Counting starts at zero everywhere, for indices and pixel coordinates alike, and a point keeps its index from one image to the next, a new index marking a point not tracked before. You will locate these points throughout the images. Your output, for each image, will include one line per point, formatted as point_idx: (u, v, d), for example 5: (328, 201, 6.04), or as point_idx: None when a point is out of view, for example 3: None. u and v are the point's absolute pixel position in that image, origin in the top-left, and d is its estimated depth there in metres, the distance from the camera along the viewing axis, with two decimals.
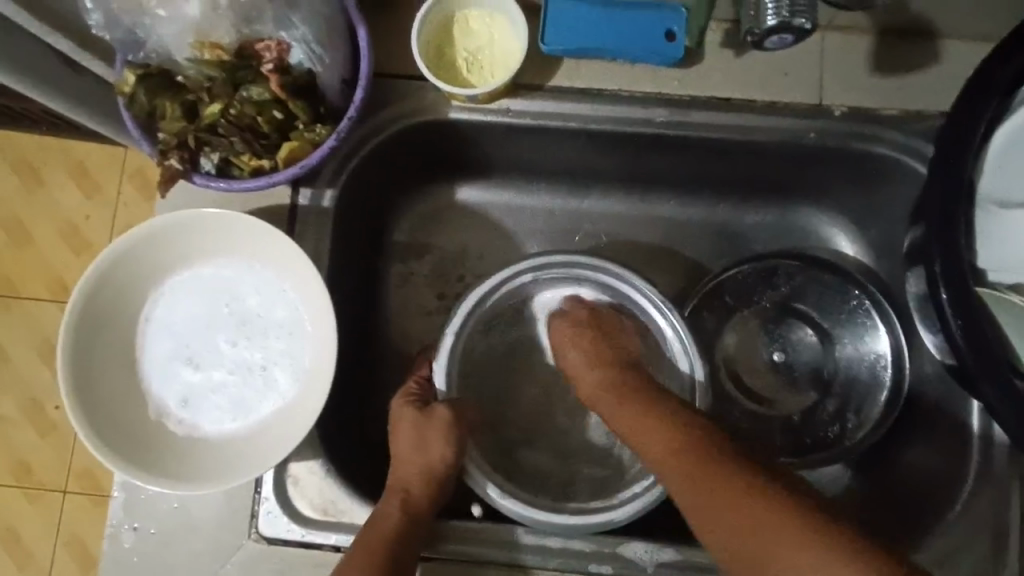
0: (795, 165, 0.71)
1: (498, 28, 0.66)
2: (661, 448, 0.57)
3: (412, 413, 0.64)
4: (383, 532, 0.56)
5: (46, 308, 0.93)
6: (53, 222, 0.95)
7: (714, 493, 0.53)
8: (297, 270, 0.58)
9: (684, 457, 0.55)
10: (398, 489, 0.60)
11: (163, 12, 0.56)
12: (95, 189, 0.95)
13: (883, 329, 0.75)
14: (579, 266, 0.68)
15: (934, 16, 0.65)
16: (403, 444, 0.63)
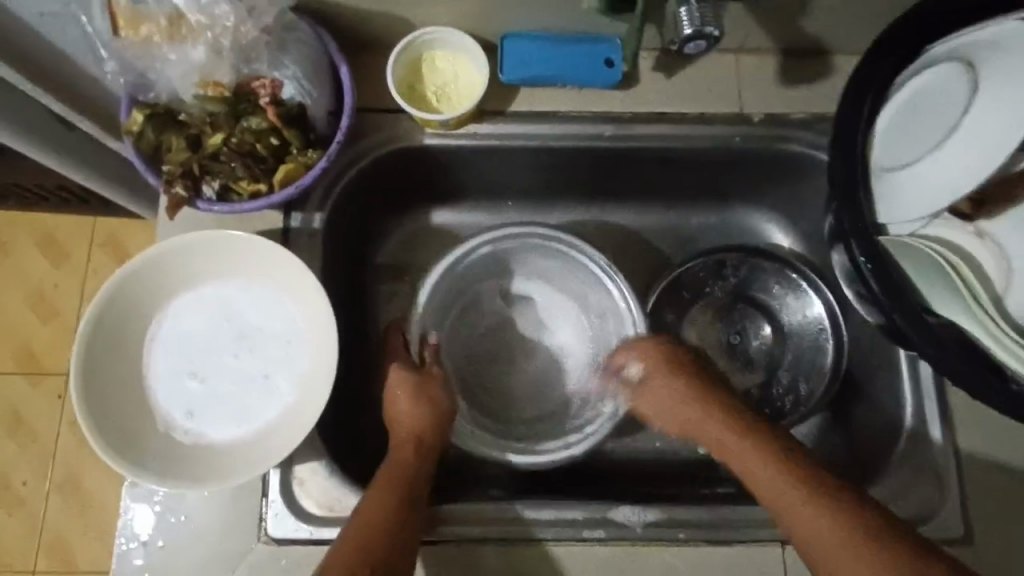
0: (724, 168, 0.82)
1: (462, 65, 0.75)
2: (749, 462, 0.65)
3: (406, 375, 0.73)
4: (403, 473, 0.65)
5: (13, 381, 1.23)
6: (27, 290, 1.27)
7: (800, 509, 0.60)
8: (296, 281, 0.68)
9: (773, 471, 0.63)
10: (404, 437, 0.69)
11: (173, 56, 0.61)
12: (64, 256, 1.29)
13: (819, 301, 0.84)
14: (530, 236, 0.78)
15: (828, 38, 0.76)
16: (403, 405, 0.71)
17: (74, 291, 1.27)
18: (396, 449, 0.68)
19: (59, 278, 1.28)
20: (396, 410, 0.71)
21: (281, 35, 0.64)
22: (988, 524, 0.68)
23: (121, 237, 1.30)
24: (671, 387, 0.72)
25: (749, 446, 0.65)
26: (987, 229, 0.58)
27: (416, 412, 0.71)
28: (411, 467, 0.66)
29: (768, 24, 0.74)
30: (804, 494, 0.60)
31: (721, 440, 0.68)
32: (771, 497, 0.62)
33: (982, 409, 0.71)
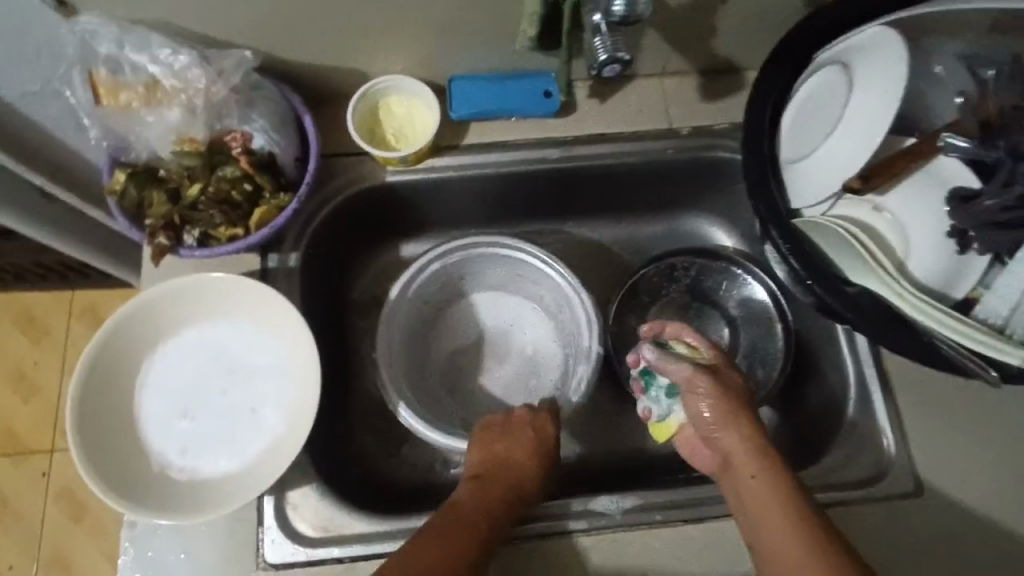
0: (663, 180, 0.90)
1: (416, 108, 0.82)
2: (771, 510, 0.60)
3: (540, 422, 0.75)
4: (490, 508, 0.65)
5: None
6: (9, 370, 1.33)
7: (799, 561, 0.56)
8: (277, 314, 0.73)
9: (792, 526, 0.59)
10: (510, 476, 0.69)
11: (151, 117, 0.70)
12: (43, 333, 1.35)
13: (763, 294, 0.91)
14: (475, 245, 0.84)
15: (740, 57, 0.86)
16: (518, 447, 0.72)
17: (54, 366, 1.33)
18: (491, 481, 0.68)
19: (38, 354, 1.34)
20: (513, 451, 0.71)
21: (249, 93, 0.71)
22: (936, 476, 0.74)
23: (99, 309, 1.37)
24: (709, 407, 0.68)
25: (775, 493, 0.61)
26: (882, 204, 0.65)
27: (521, 452, 0.71)
28: (501, 510, 0.66)
29: (684, 49, 0.83)
30: (823, 564, 0.55)
31: (740, 474, 0.65)
32: (787, 555, 0.57)
33: (919, 372, 0.78)
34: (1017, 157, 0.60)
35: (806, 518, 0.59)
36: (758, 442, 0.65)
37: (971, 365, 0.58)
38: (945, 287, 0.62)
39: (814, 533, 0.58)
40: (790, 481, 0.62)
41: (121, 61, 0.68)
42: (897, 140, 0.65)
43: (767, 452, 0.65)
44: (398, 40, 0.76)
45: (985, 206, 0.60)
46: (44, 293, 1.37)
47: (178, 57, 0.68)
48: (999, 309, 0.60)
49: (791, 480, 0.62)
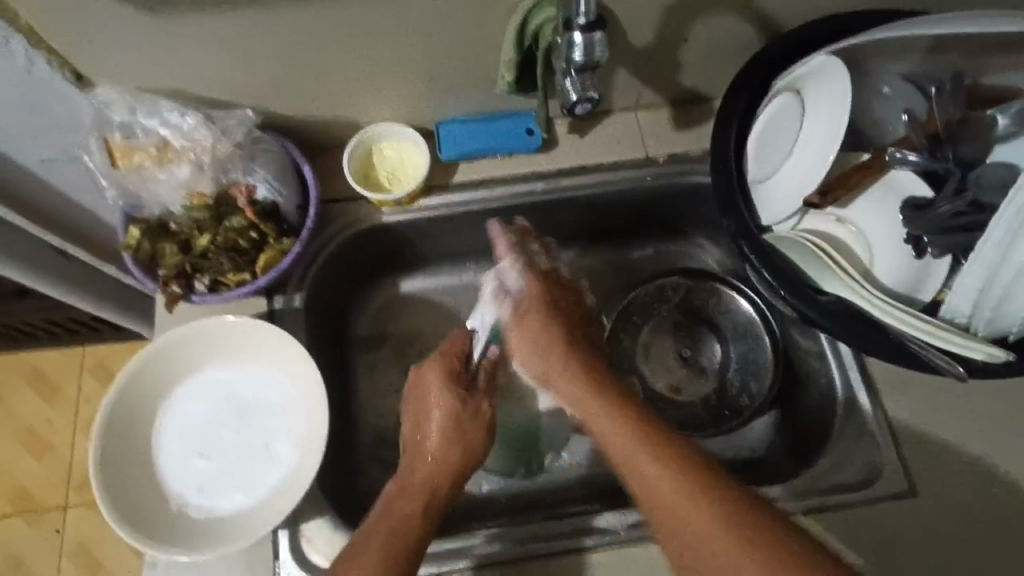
0: (645, 206, 0.94)
1: (406, 151, 0.88)
2: (626, 445, 0.66)
3: (443, 388, 0.75)
4: (411, 505, 0.68)
5: (14, 521, 1.30)
6: (23, 429, 1.36)
7: (669, 493, 0.62)
8: (283, 352, 0.76)
9: (649, 459, 0.64)
10: (429, 457, 0.72)
11: (163, 175, 0.75)
12: (56, 391, 1.39)
13: (748, 307, 0.94)
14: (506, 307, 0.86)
15: (707, 88, 0.91)
16: (428, 421, 0.74)
17: (67, 424, 1.36)
18: (415, 466, 0.72)
19: (52, 413, 1.37)
20: (427, 431, 0.74)
21: (250, 147, 0.76)
22: (928, 474, 0.76)
23: (109, 365, 1.41)
24: (486, 412, 0.76)
25: (629, 429, 0.67)
26: (846, 215, 0.70)
27: (433, 429, 0.74)
28: (428, 493, 0.70)
29: (653, 84, 0.89)
30: (692, 502, 0.60)
31: (593, 422, 0.70)
32: (646, 488, 0.63)
33: (903, 373, 0.81)
34: (963, 167, 0.65)
35: (656, 443, 0.65)
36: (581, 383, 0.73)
37: (942, 364, 0.61)
38: (912, 291, 0.66)
39: (667, 461, 0.63)
40: (636, 415, 0.68)
41: (133, 125, 0.74)
42: (852, 156, 0.71)
43: (608, 391, 0.72)
44: (386, 90, 0.82)
45: (941, 211, 0.63)
46: (54, 350, 1.41)
47: (186, 119, 0.74)
48: (962, 308, 0.62)
49: (642, 421, 0.67)
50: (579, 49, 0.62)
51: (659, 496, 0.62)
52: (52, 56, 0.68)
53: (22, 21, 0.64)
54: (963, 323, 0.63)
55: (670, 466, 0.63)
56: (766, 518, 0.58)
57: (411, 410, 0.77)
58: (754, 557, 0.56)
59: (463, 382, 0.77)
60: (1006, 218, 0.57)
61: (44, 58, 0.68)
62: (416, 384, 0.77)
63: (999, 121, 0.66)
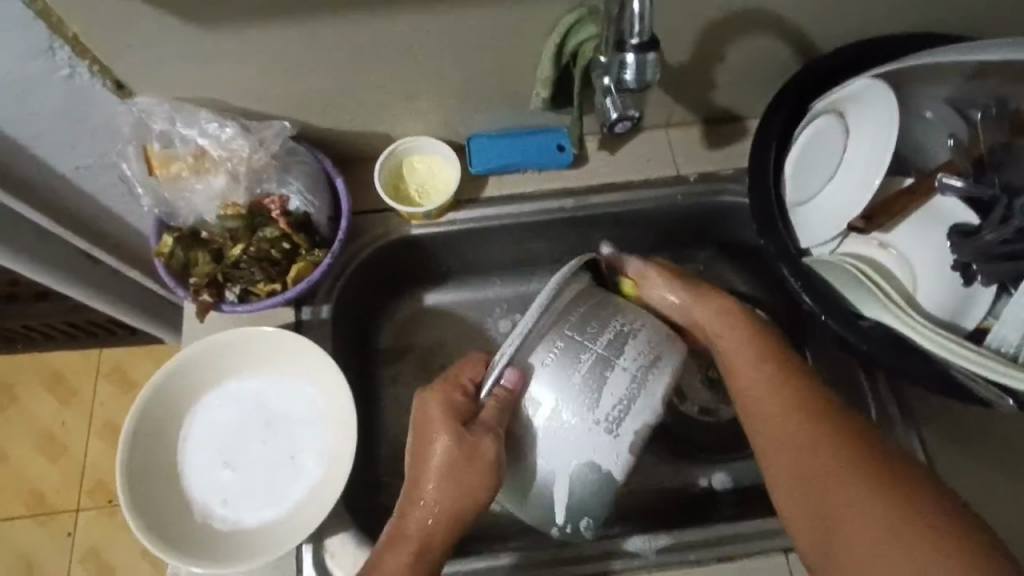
0: (677, 224, 0.92)
1: (436, 165, 0.88)
2: (761, 386, 0.68)
3: (456, 441, 0.65)
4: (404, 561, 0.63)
5: (25, 521, 1.30)
6: (37, 431, 1.36)
7: (799, 427, 0.64)
8: (312, 365, 0.76)
9: (792, 403, 0.65)
10: (433, 513, 0.65)
11: (200, 185, 0.76)
12: (72, 394, 1.39)
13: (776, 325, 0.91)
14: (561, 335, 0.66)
15: (740, 108, 0.90)
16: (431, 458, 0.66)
17: (82, 427, 1.36)
18: (420, 513, 0.65)
19: (67, 415, 1.37)
20: (425, 474, 0.66)
21: (285, 159, 0.76)
22: (966, 506, 0.74)
23: (125, 368, 1.41)
24: (491, 451, 0.64)
25: (773, 382, 0.67)
26: (887, 240, 0.69)
27: (433, 472, 0.65)
28: (431, 551, 0.64)
29: (686, 102, 0.88)
30: (829, 451, 0.61)
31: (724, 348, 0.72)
32: (787, 427, 0.64)
33: (940, 400, 0.78)
34: (1010, 193, 0.64)
35: (798, 396, 0.66)
36: (759, 337, 0.71)
37: (990, 396, 0.61)
38: (956, 319, 0.65)
39: (813, 412, 0.64)
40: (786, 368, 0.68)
41: (172, 134, 0.75)
42: (895, 181, 0.70)
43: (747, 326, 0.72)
44: (419, 104, 0.82)
45: (986, 240, 0.62)
46: (71, 353, 1.42)
47: (224, 129, 0.75)
48: (1009, 337, 0.61)
49: (795, 372, 0.68)
50: (630, 69, 0.61)
51: (797, 435, 0.63)
52: (95, 65, 0.68)
53: (68, 31, 0.64)
54: (1011, 352, 0.61)
55: (815, 412, 0.64)
56: (936, 498, 0.56)
57: (415, 445, 0.68)
58: (866, 518, 0.56)
59: (495, 428, 0.65)
60: None
61: (87, 67, 0.68)
62: (419, 417, 0.68)
63: None
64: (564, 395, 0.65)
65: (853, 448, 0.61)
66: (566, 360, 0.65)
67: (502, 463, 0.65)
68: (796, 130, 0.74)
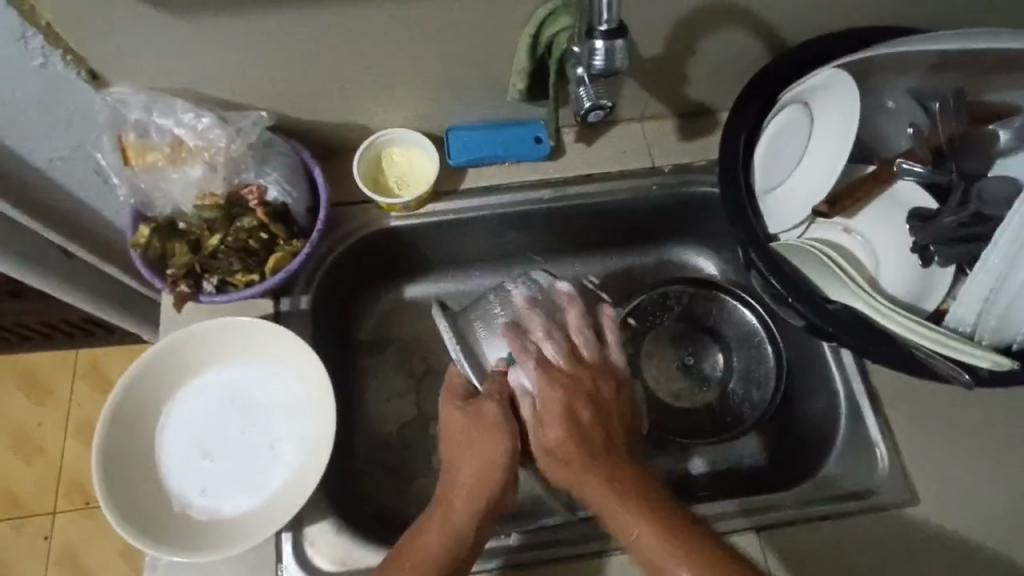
0: (653, 214, 0.94)
1: (414, 156, 0.88)
2: (613, 507, 0.65)
3: (472, 415, 0.71)
4: (451, 529, 0.66)
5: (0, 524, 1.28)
6: (12, 433, 1.34)
7: (669, 558, 0.61)
8: (291, 353, 0.76)
9: (648, 528, 0.63)
10: (466, 487, 0.68)
11: (176, 174, 0.77)
12: (47, 395, 1.37)
13: (744, 307, 0.95)
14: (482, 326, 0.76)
15: (714, 100, 0.92)
16: (458, 436, 0.71)
17: (58, 428, 1.35)
18: (453, 489, 0.69)
19: (42, 416, 1.35)
20: (460, 449, 0.71)
21: (262, 149, 0.77)
22: (931, 484, 0.76)
23: (102, 369, 1.39)
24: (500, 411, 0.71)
25: (592, 467, 0.68)
26: (852, 225, 0.73)
27: (465, 443, 0.71)
28: (464, 524, 0.66)
29: (661, 95, 0.90)
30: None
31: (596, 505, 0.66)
32: (609, 512, 0.65)
33: (906, 383, 0.81)
34: (967, 179, 0.67)
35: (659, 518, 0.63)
36: (626, 488, 0.66)
37: (949, 370, 0.63)
38: (916, 300, 0.68)
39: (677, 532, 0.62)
40: (586, 444, 0.69)
41: (148, 124, 0.74)
42: (860, 167, 0.74)
43: (630, 483, 0.67)
44: (396, 95, 0.82)
45: (946, 223, 0.65)
46: (45, 354, 1.39)
47: (200, 119, 0.75)
48: (966, 318, 0.63)
49: (649, 495, 0.65)
50: (600, 55, 0.63)
51: (622, 524, 0.64)
52: (68, 55, 0.68)
53: (40, 19, 0.64)
54: (968, 330, 0.64)
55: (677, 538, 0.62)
56: None
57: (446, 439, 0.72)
58: None
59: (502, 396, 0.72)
60: (1013, 227, 0.59)
61: (60, 56, 0.68)
62: (445, 419, 0.73)
63: (1001, 135, 0.69)
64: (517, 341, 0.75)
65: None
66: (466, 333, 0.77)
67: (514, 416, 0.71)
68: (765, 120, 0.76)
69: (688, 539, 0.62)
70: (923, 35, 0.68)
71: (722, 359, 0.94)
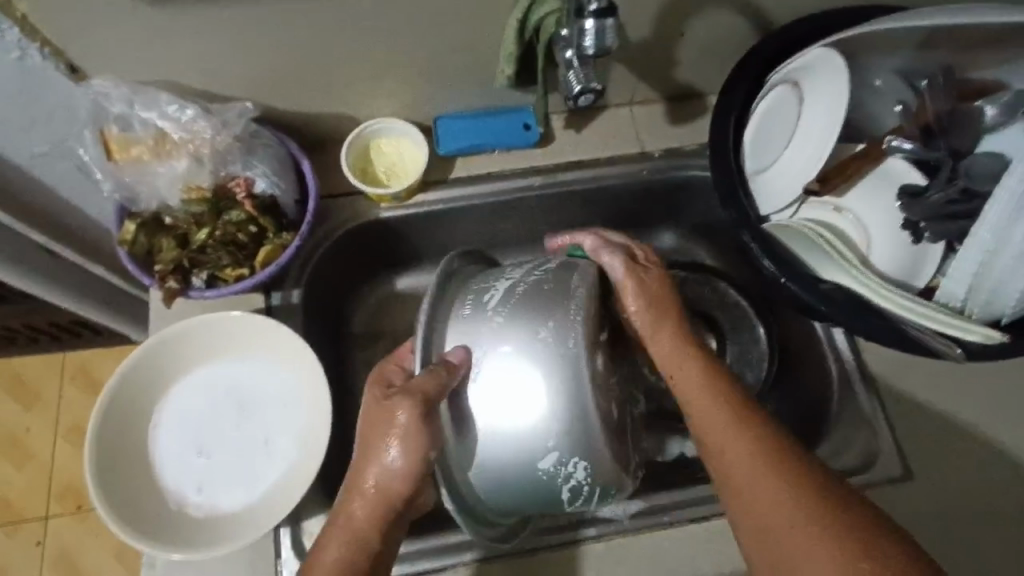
0: (644, 199, 0.93)
1: (402, 145, 0.87)
2: (707, 407, 0.63)
3: (385, 422, 0.61)
4: (354, 538, 0.60)
5: None
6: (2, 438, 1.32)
7: (753, 458, 0.58)
8: (284, 347, 0.75)
9: (739, 431, 0.60)
10: (364, 496, 0.61)
11: (162, 168, 0.75)
12: (36, 398, 1.35)
13: (733, 290, 0.94)
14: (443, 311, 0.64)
15: (702, 84, 0.92)
16: (367, 433, 0.62)
17: (48, 431, 1.33)
18: (354, 501, 0.62)
19: (31, 421, 1.33)
20: (369, 457, 0.61)
21: (249, 141, 0.76)
22: (925, 459, 0.76)
23: (90, 371, 1.38)
24: (407, 415, 0.59)
25: (693, 358, 0.66)
26: (842, 204, 0.72)
27: (372, 450, 0.62)
28: (366, 535, 0.61)
29: (649, 79, 0.89)
30: (786, 486, 0.56)
31: (690, 403, 0.64)
32: (691, 399, 0.64)
33: (897, 360, 0.81)
34: (954, 157, 0.69)
35: (746, 424, 0.61)
36: (720, 389, 0.64)
37: (940, 346, 0.63)
38: (908, 279, 0.68)
39: (765, 444, 0.59)
40: (692, 338, 0.68)
41: (131, 118, 0.73)
42: (848, 147, 0.74)
43: (722, 384, 0.64)
44: (384, 84, 0.82)
45: (934, 200, 0.67)
46: (32, 358, 1.37)
47: (185, 111, 0.73)
48: (957, 293, 0.64)
49: (742, 401, 0.63)
50: (590, 36, 0.62)
51: (706, 410, 0.63)
52: (46, 47, 0.67)
53: (16, 11, 0.62)
54: (959, 306, 0.65)
55: (768, 444, 0.59)
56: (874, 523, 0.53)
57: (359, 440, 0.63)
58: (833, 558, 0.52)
59: (426, 394, 0.59)
60: (1000, 202, 0.60)
61: (37, 49, 0.66)
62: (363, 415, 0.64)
63: (987, 112, 0.70)
64: (476, 318, 0.63)
65: (807, 492, 0.56)
66: (446, 310, 0.64)
67: (434, 415, 0.61)
68: (755, 104, 0.75)
69: (773, 443, 0.59)
70: (898, 15, 0.68)
71: (715, 347, 0.92)
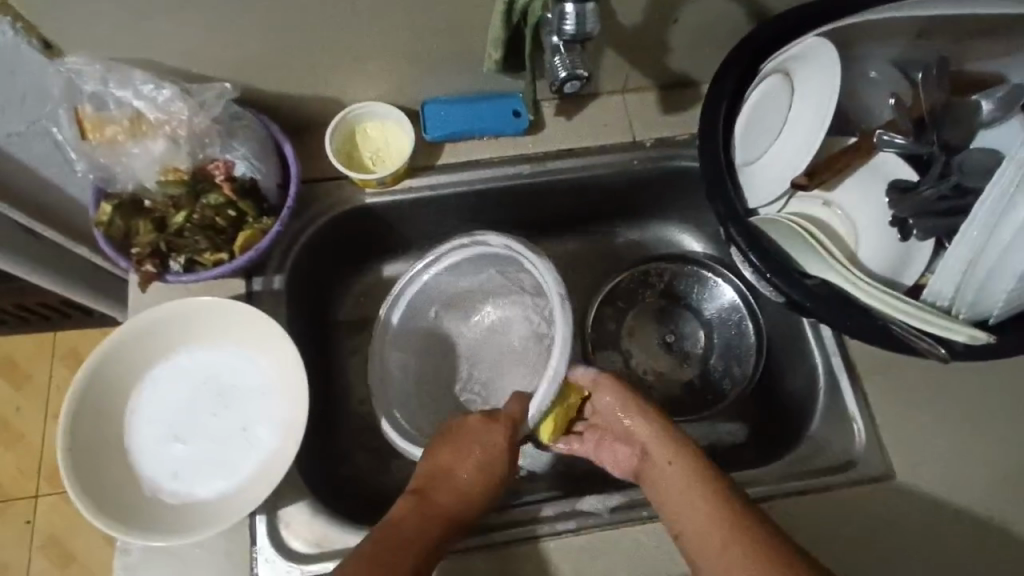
0: (635, 189, 0.92)
1: (390, 130, 0.85)
2: (682, 509, 0.65)
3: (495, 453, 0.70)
4: (428, 535, 0.63)
5: None
6: None
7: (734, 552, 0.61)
8: (263, 334, 0.74)
9: (722, 529, 0.62)
10: (449, 505, 0.67)
11: (137, 150, 0.73)
12: (26, 378, 1.34)
13: (721, 281, 0.94)
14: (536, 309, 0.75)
15: (695, 73, 0.90)
16: (472, 455, 0.69)
17: (38, 411, 1.32)
18: (435, 506, 0.66)
19: (21, 400, 1.33)
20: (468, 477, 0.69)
21: (228, 124, 0.74)
22: (909, 457, 0.76)
23: (80, 352, 1.37)
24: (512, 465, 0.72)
25: (668, 453, 0.69)
26: (831, 199, 0.73)
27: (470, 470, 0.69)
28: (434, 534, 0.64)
29: (642, 67, 0.88)
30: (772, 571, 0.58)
31: (670, 503, 0.66)
32: (674, 502, 0.66)
33: (886, 357, 0.80)
34: (946, 151, 0.68)
35: (729, 517, 0.63)
36: (702, 484, 0.66)
37: (925, 346, 0.62)
38: (896, 275, 0.67)
39: (752, 535, 0.61)
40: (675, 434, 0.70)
41: (106, 96, 0.72)
42: (838, 140, 0.73)
43: (704, 478, 0.66)
44: (368, 66, 0.80)
45: (925, 195, 0.65)
46: (23, 338, 1.36)
47: (161, 91, 0.72)
48: (944, 292, 0.63)
49: (727, 492, 0.65)
50: (571, 20, 0.61)
51: (682, 504, 0.66)
52: (18, 22, 0.65)
53: None
54: (947, 305, 0.63)
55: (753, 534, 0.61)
56: None
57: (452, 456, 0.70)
58: None
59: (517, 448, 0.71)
60: (991, 200, 0.58)
61: (8, 23, 0.64)
62: (454, 439, 0.71)
63: (984, 105, 0.69)
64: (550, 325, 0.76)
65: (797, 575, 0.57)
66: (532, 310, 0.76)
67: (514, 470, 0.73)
68: (749, 91, 0.72)
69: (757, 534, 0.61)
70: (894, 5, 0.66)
71: (699, 334, 0.94)
